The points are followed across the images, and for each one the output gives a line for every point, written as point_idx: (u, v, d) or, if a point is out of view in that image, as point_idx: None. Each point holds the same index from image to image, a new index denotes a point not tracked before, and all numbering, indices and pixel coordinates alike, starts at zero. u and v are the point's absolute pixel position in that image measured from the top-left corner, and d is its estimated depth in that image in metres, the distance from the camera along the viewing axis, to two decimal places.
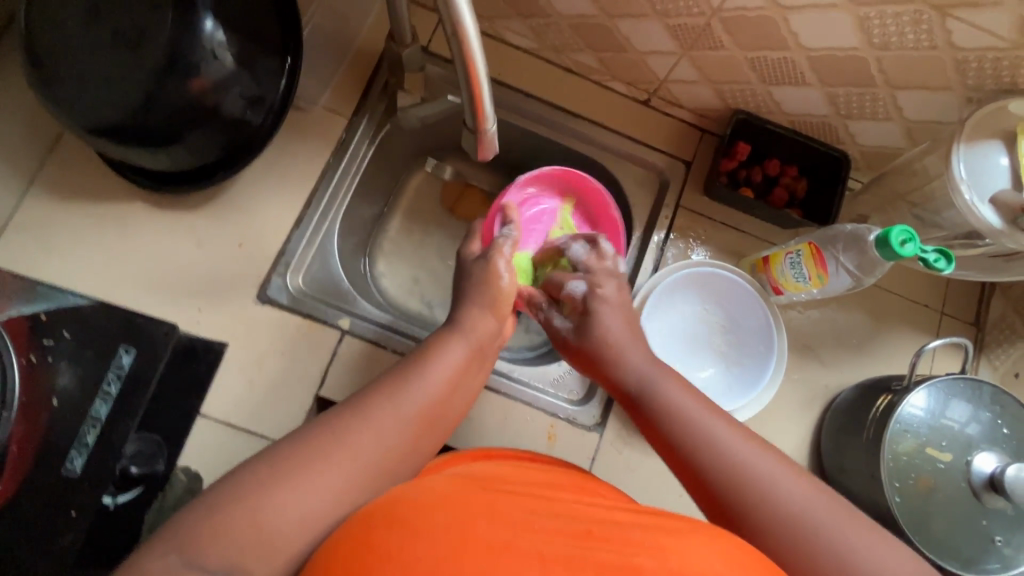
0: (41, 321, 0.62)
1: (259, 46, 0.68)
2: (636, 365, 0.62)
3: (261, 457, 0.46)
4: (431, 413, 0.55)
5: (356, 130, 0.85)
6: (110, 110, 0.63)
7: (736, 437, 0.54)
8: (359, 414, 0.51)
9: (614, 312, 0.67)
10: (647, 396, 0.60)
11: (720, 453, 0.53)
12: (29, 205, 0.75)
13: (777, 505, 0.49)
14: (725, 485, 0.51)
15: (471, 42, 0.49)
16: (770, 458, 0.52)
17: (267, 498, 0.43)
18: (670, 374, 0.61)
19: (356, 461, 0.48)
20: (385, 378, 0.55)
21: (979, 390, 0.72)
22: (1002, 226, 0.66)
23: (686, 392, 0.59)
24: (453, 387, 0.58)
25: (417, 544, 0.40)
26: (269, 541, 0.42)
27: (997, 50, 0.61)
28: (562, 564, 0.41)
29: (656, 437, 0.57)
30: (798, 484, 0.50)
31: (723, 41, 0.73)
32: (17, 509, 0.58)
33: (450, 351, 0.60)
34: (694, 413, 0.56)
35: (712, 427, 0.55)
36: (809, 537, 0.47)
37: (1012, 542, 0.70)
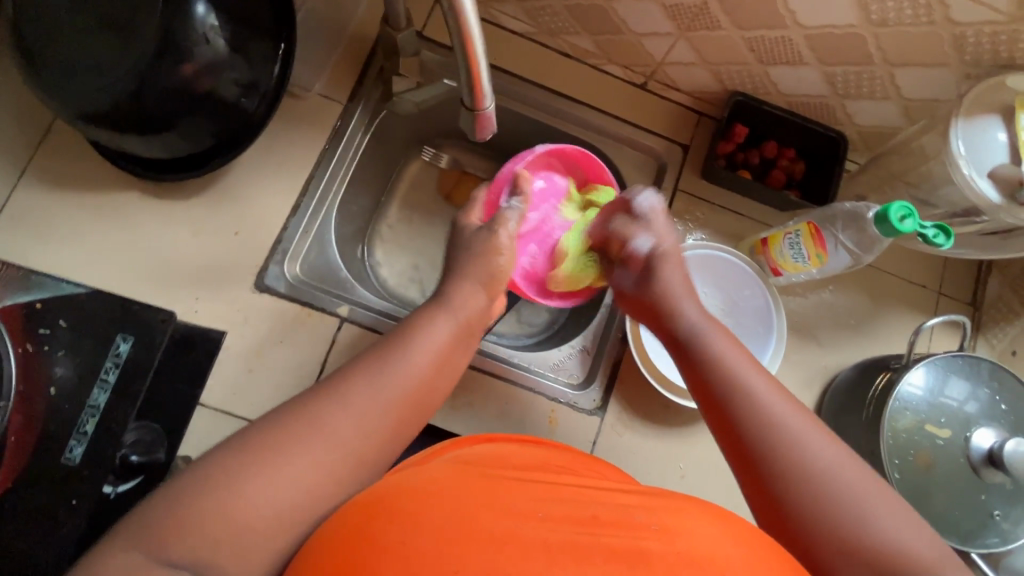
0: (37, 310, 0.61)
1: (253, 29, 0.67)
2: (691, 316, 0.64)
3: (233, 446, 0.46)
4: (415, 392, 0.55)
5: (352, 117, 0.85)
6: (100, 96, 0.62)
7: (781, 396, 0.54)
8: (338, 395, 0.51)
9: (677, 268, 0.70)
10: (697, 341, 0.62)
11: (758, 403, 0.54)
12: (22, 195, 0.74)
13: (807, 462, 0.49)
14: (756, 432, 0.52)
15: (469, 18, 0.49)
16: (807, 421, 0.52)
17: (242, 491, 0.43)
18: (719, 326, 0.63)
19: (331, 442, 0.48)
20: (368, 356, 0.55)
21: (978, 367, 0.73)
22: (1000, 200, 0.66)
23: (735, 346, 0.60)
24: (437, 364, 0.58)
25: (418, 537, 0.40)
26: (250, 534, 0.42)
27: (996, 24, 0.61)
28: (568, 553, 0.40)
29: (697, 378, 0.59)
30: (830, 444, 0.51)
31: (721, 20, 0.73)
32: (17, 498, 0.57)
33: (437, 328, 0.60)
34: (740, 366, 0.57)
35: (753, 378, 0.56)
36: (828, 499, 0.48)
37: (1010, 516, 0.70)
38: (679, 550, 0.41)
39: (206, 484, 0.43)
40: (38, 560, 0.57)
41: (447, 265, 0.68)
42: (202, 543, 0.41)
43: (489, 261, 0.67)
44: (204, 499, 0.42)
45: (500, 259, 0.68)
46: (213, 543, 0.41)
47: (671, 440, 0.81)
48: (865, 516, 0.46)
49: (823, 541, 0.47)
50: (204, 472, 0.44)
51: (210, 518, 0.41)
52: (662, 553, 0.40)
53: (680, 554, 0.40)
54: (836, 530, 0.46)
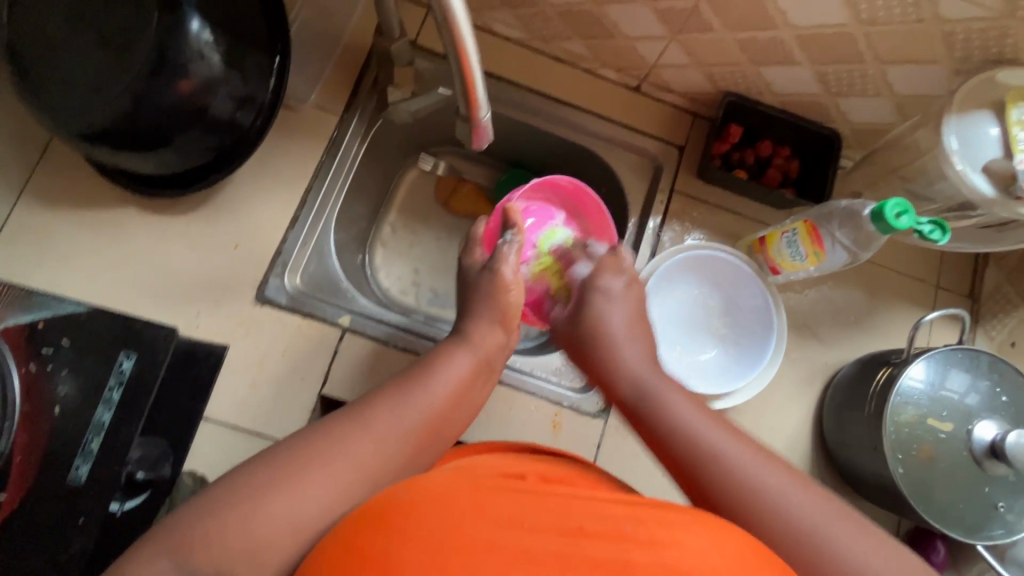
0: (39, 330, 0.61)
1: (246, 43, 0.67)
2: (635, 373, 0.63)
3: (262, 462, 0.47)
4: (437, 423, 0.55)
5: (348, 128, 0.85)
6: (97, 115, 0.63)
7: (741, 447, 0.52)
8: (364, 420, 0.51)
9: (619, 303, 0.69)
10: (645, 399, 0.60)
11: (718, 461, 0.52)
12: (21, 214, 0.75)
13: (778, 513, 0.48)
14: (722, 489, 0.50)
15: (462, 30, 0.49)
16: (765, 461, 0.51)
17: (263, 505, 0.44)
18: (669, 383, 0.61)
19: (350, 465, 0.48)
20: (392, 385, 0.56)
21: (977, 360, 0.73)
22: (994, 195, 0.67)
23: (689, 403, 0.58)
24: (459, 397, 0.58)
25: (404, 552, 0.40)
26: (265, 550, 0.43)
27: (985, 20, 0.62)
28: (553, 565, 0.41)
29: (650, 442, 0.57)
30: (805, 495, 0.49)
31: (712, 23, 0.73)
32: (24, 519, 0.57)
33: (458, 360, 0.61)
34: (693, 420, 0.55)
35: (717, 440, 0.53)
36: (808, 553, 0.46)
37: (1014, 508, 0.71)
38: (665, 563, 0.41)
39: (223, 505, 0.43)
40: None
41: (461, 304, 0.69)
42: (218, 563, 0.41)
43: (503, 300, 0.66)
44: (228, 511, 0.43)
45: (512, 295, 0.67)
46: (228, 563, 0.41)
47: None
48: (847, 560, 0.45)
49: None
50: (230, 483, 0.45)
51: (230, 529, 0.42)
52: (645, 564, 0.41)
53: (666, 567, 0.41)
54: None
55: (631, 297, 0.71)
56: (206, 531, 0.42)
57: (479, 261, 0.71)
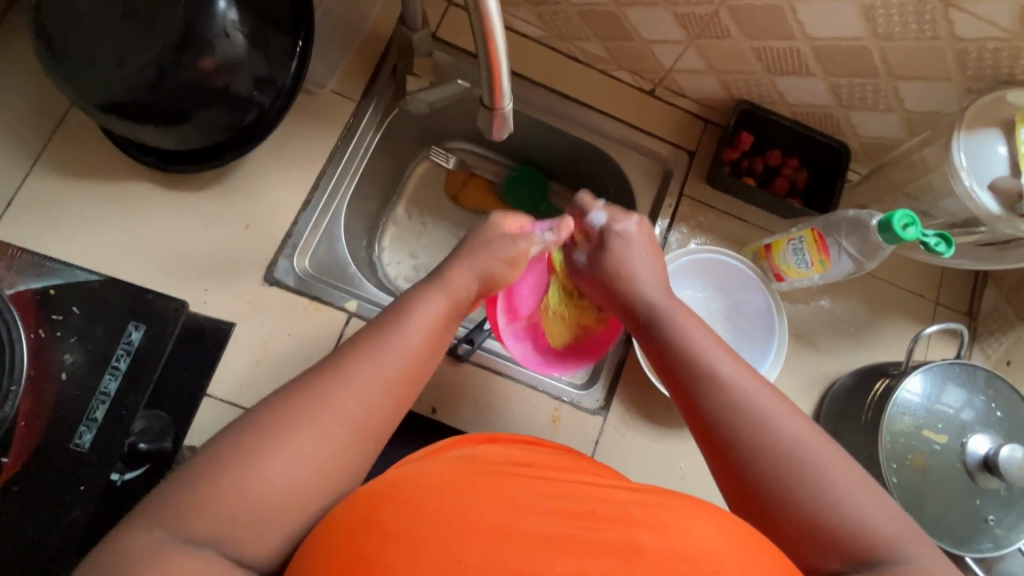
0: (50, 295, 0.62)
1: (272, 25, 0.68)
2: (653, 296, 0.66)
3: (244, 426, 0.47)
4: (410, 366, 0.55)
5: (364, 115, 0.86)
6: (119, 87, 0.63)
7: (741, 370, 0.56)
8: (331, 374, 0.51)
9: (634, 243, 0.71)
10: (662, 323, 0.63)
11: (722, 385, 0.55)
12: (35, 181, 0.75)
13: (769, 432, 0.51)
14: (718, 414, 0.54)
15: (493, 17, 0.50)
16: (758, 383, 0.55)
17: (252, 466, 0.45)
18: (684, 311, 0.64)
19: (328, 415, 0.49)
20: (362, 334, 0.56)
21: (974, 375, 0.74)
22: (999, 212, 0.68)
23: (702, 329, 0.62)
24: (433, 337, 0.58)
25: (421, 526, 0.42)
26: (262, 509, 0.45)
27: (998, 40, 0.63)
28: (568, 547, 0.42)
29: (660, 360, 0.61)
30: (796, 422, 0.52)
31: (731, 30, 0.75)
32: (26, 482, 0.58)
33: (430, 306, 0.60)
34: (702, 341, 0.60)
35: (717, 360, 0.57)
36: (788, 472, 0.50)
37: (1004, 522, 0.72)
38: (675, 547, 0.42)
39: (209, 474, 0.44)
40: (44, 547, 0.58)
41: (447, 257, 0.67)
42: (214, 526, 0.43)
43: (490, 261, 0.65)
44: (219, 478, 0.44)
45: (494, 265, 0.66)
46: (236, 523, 0.44)
47: (672, 441, 0.82)
48: (825, 487, 0.48)
49: (787, 514, 0.49)
50: (214, 449, 0.46)
51: (223, 494, 0.43)
52: (657, 548, 0.42)
53: (678, 552, 0.42)
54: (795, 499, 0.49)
55: (645, 239, 0.72)
56: (210, 496, 0.43)
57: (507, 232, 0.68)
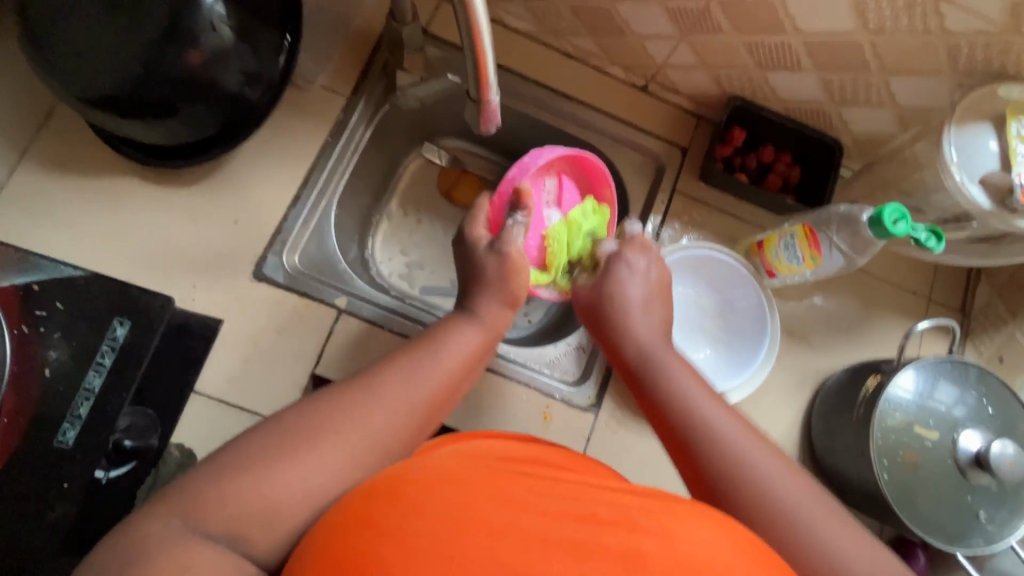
0: (34, 291, 0.61)
1: (259, 18, 0.67)
2: (646, 339, 0.64)
3: (276, 431, 0.47)
4: (441, 397, 0.55)
5: (354, 110, 0.85)
6: (102, 80, 0.62)
7: (733, 422, 0.56)
8: (369, 394, 0.51)
9: (638, 278, 0.67)
10: (652, 368, 0.61)
11: (716, 439, 0.54)
12: (21, 176, 0.74)
13: (765, 490, 0.51)
14: (713, 470, 0.53)
15: (478, 10, 0.50)
16: (751, 438, 0.54)
17: (276, 473, 0.44)
18: (674, 353, 0.63)
19: (362, 439, 0.49)
20: (400, 357, 0.56)
21: (965, 371, 0.74)
22: (990, 206, 0.68)
23: (691, 375, 0.60)
24: (467, 368, 0.59)
25: (419, 521, 0.41)
26: (275, 515, 0.44)
27: (989, 34, 0.63)
28: (568, 549, 0.42)
29: (652, 410, 0.59)
30: (793, 481, 0.52)
31: (722, 25, 0.74)
32: (8, 480, 0.57)
33: (465, 336, 0.60)
34: (693, 390, 0.58)
35: (709, 411, 0.56)
36: (786, 528, 0.49)
37: (996, 518, 0.71)
38: (679, 556, 0.42)
39: (225, 475, 0.43)
40: (26, 544, 0.57)
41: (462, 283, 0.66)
42: (227, 525, 0.42)
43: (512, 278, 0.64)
44: (243, 475, 0.44)
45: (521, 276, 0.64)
46: (238, 525, 0.43)
47: None
48: (827, 550, 0.48)
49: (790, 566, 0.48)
50: (232, 451, 0.45)
51: (247, 496, 0.43)
52: (660, 555, 0.42)
53: (681, 560, 0.41)
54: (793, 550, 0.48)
55: (653, 280, 0.68)
56: (204, 492, 0.43)
57: (481, 239, 0.67)
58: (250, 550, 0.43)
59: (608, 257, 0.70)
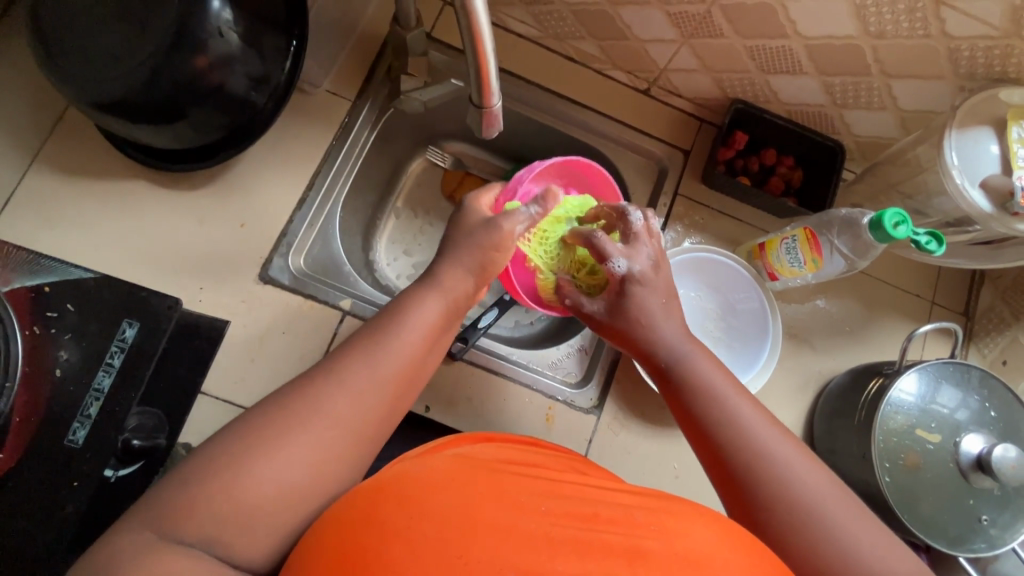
0: (45, 293, 0.62)
1: (265, 25, 0.68)
2: (676, 344, 0.62)
3: (248, 423, 0.48)
4: (407, 373, 0.56)
5: (359, 114, 0.86)
6: (111, 86, 0.63)
7: (763, 423, 0.56)
8: (333, 378, 0.52)
9: (655, 293, 0.64)
10: (682, 371, 0.61)
11: (749, 441, 0.55)
12: (32, 179, 0.76)
13: (791, 492, 0.51)
14: (745, 471, 0.53)
15: (481, 19, 0.50)
16: (780, 437, 0.55)
17: (244, 473, 0.45)
18: (704, 353, 0.62)
19: (328, 425, 0.49)
20: (362, 339, 0.56)
21: (968, 374, 0.74)
22: (992, 210, 0.68)
23: (721, 374, 0.61)
24: (430, 342, 0.59)
25: (422, 519, 0.42)
26: (249, 515, 0.45)
27: (991, 38, 0.63)
28: (568, 547, 0.42)
29: (684, 413, 0.59)
30: (818, 479, 0.53)
31: (724, 29, 0.75)
32: (19, 477, 0.58)
33: (426, 308, 0.60)
34: (726, 391, 0.59)
35: (743, 412, 0.57)
36: (807, 532, 0.50)
37: (998, 522, 0.71)
38: (678, 551, 0.42)
39: (198, 480, 0.45)
40: (38, 540, 0.58)
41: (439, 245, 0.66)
42: (203, 529, 0.43)
43: (483, 255, 0.64)
44: (213, 478, 0.45)
45: (498, 256, 0.65)
46: (215, 528, 0.44)
47: (667, 439, 0.82)
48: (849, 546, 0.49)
49: (806, 570, 0.49)
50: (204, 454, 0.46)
51: (217, 495, 0.44)
52: (659, 552, 0.42)
53: (679, 555, 0.42)
54: (814, 551, 0.49)
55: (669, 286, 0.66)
56: (186, 500, 0.44)
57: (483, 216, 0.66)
58: (229, 549, 0.44)
59: (620, 279, 0.64)
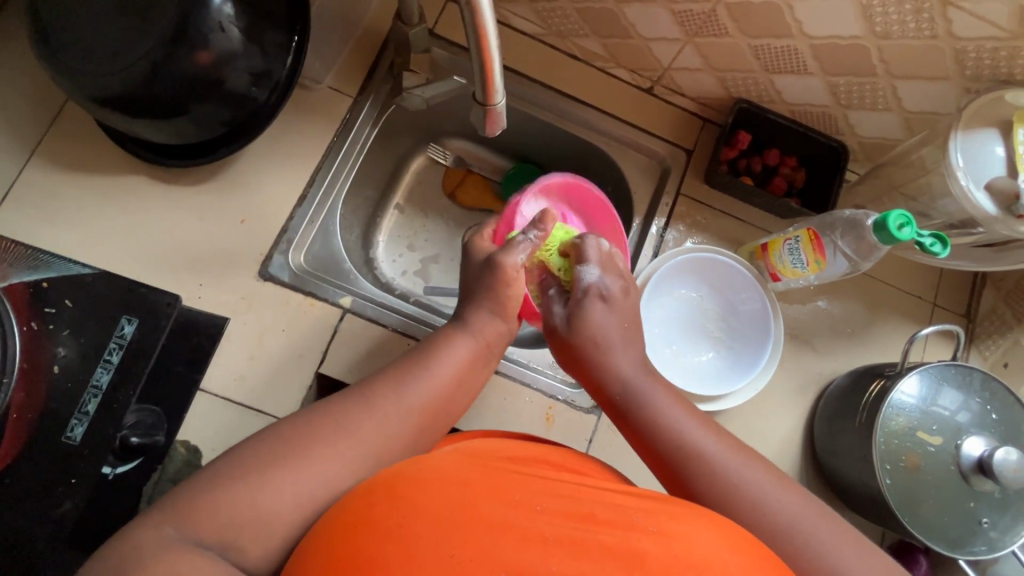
0: (43, 288, 0.61)
1: (266, 20, 0.67)
2: (628, 374, 0.62)
3: (276, 435, 0.49)
4: (438, 408, 0.56)
5: (361, 111, 0.86)
6: (109, 80, 0.62)
7: (724, 449, 0.56)
8: (364, 404, 0.53)
9: (614, 314, 0.65)
10: (637, 402, 0.60)
11: (708, 471, 0.54)
12: (31, 173, 0.75)
13: (762, 516, 0.51)
14: (710, 502, 0.53)
15: (486, 15, 0.50)
16: (742, 461, 0.55)
17: (266, 483, 0.45)
18: (657, 381, 0.62)
19: (356, 450, 0.50)
20: (395, 369, 0.57)
21: (970, 377, 0.74)
22: (996, 212, 0.68)
23: (677, 402, 0.60)
24: (461, 379, 0.59)
25: (419, 520, 0.41)
26: (266, 525, 0.44)
27: (997, 40, 0.63)
28: (566, 548, 0.42)
29: (643, 446, 0.59)
30: (790, 499, 0.52)
31: (728, 28, 0.74)
32: (16, 474, 0.58)
33: (458, 345, 0.61)
34: (682, 421, 0.58)
35: (701, 442, 0.56)
36: (784, 552, 0.50)
37: (998, 525, 0.71)
38: (675, 554, 0.42)
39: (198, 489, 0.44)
40: (33, 536, 0.58)
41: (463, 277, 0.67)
42: (220, 537, 0.43)
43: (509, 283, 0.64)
44: (235, 485, 0.45)
45: (511, 292, 0.64)
46: (232, 536, 0.43)
47: None
48: (831, 563, 0.48)
49: None
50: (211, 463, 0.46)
51: (238, 504, 0.44)
52: (657, 555, 0.42)
53: (677, 558, 0.42)
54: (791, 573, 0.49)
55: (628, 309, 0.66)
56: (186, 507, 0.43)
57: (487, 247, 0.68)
58: (243, 559, 0.44)
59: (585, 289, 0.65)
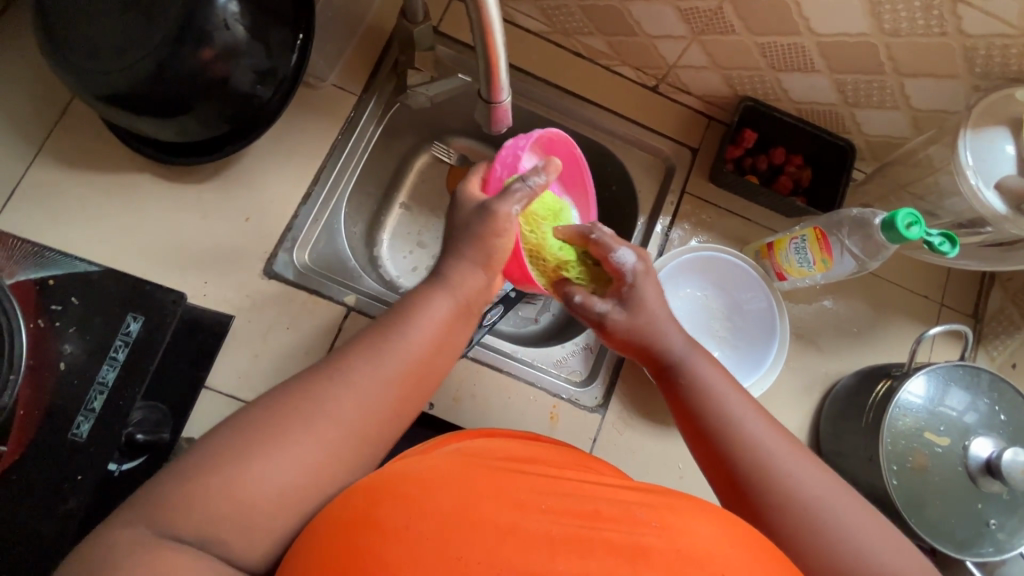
0: (50, 287, 0.62)
1: (271, 18, 0.67)
2: (676, 345, 0.62)
3: (249, 420, 0.48)
4: (416, 373, 0.54)
5: (364, 109, 0.85)
6: (114, 78, 0.62)
7: (768, 427, 0.56)
8: (337, 376, 0.51)
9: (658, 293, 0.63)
10: (683, 372, 0.61)
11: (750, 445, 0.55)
12: (37, 171, 0.75)
13: (796, 494, 0.52)
14: (747, 473, 0.54)
15: (491, 11, 0.49)
16: (783, 442, 0.55)
17: (245, 472, 0.45)
18: (705, 355, 0.62)
19: (331, 424, 0.49)
20: (368, 336, 0.55)
21: (978, 377, 0.73)
22: (1005, 211, 0.68)
23: (723, 377, 0.61)
24: (438, 343, 0.56)
25: (424, 519, 0.41)
26: (248, 515, 0.44)
27: (1007, 37, 0.62)
28: (570, 546, 0.42)
29: (684, 413, 0.60)
30: (827, 483, 0.53)
31: (735, 25, 0.74)
32: (21, 471, 0.58)
33: (435, 306, 0.57)
34: (728, 395, 0.59)
35: (745, 416, 0.57)
36: (814, 531, 0.50)
37: (1006, 526, 0.71)
38: (678, 548, 0.42)
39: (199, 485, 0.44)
40: (38, 533, 0.58)
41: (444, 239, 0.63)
42: (199, 528, 0.43)
43: (491, 243, 0.59)
44: (213, 475, 0.44)
45: (499, 242, 0.60)
46: (211, 527, 0.43)
47: (671, 439, 0.81)
48: (858, 546, 0.49)
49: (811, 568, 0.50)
50: (204, 456, 0.46)
51: (216, 494, 0.44)
52: (661, 549, 0.42)
53: (680, 553, 0.42)
54: (817, 552, 0.50)
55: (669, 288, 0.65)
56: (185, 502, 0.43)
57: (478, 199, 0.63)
58: (229, 551, 0.44)
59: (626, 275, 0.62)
